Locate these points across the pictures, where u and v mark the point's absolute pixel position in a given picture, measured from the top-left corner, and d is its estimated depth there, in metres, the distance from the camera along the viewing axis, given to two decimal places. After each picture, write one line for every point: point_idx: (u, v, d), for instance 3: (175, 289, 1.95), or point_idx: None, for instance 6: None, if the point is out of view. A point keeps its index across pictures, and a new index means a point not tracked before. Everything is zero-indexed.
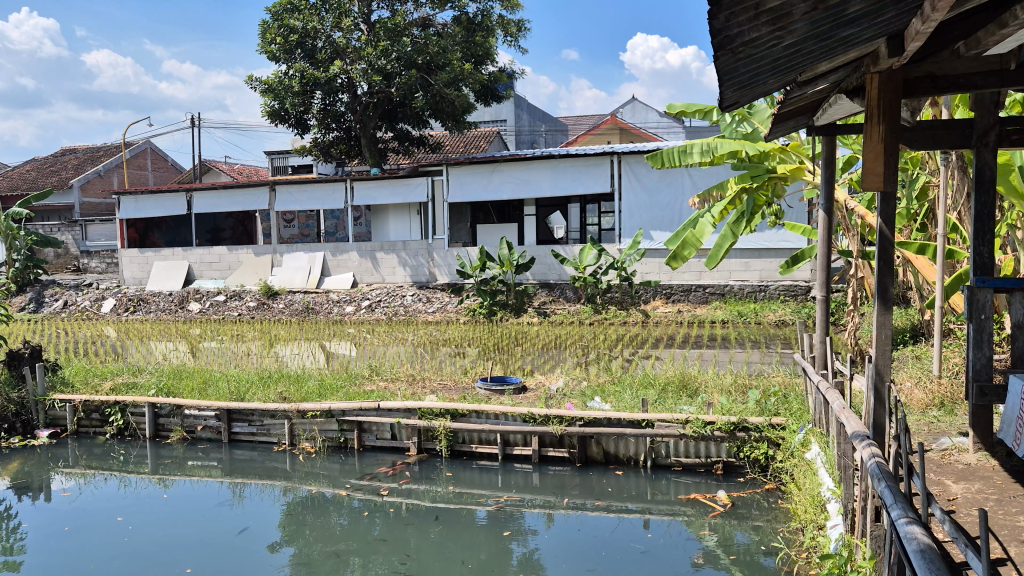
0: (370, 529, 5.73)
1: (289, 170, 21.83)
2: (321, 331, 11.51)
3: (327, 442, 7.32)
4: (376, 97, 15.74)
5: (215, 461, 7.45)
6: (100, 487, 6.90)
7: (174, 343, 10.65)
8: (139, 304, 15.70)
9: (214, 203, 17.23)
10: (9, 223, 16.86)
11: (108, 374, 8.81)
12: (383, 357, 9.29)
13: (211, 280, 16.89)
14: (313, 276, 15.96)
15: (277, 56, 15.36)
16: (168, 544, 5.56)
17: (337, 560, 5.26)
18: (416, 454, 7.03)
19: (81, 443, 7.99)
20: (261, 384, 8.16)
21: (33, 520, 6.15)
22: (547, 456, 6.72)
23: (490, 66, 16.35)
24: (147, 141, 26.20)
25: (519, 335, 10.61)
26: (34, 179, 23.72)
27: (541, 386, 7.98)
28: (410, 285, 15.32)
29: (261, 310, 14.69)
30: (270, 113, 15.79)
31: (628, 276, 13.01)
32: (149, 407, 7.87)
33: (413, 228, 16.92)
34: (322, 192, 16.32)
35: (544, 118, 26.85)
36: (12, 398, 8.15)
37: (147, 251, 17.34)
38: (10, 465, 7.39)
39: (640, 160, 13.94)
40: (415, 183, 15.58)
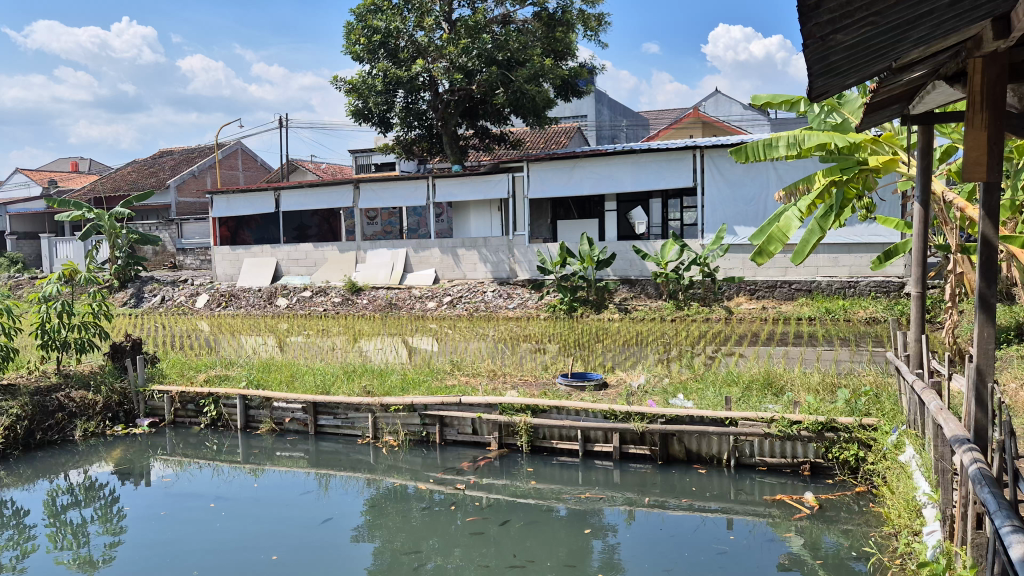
0: (450, 524, 5.78)
1: (373, 169, 22.26)
2: (403, 327, 11.70)
3: (409, 435, 7.45)
4: (457, 95, 15.86)
5: (302, 453, 7.64)
6: (196, 475, 7.18)
7: (263, 338, 11.01)
8: (230, 300, 16.23)
9: (301, 201, 17.72)
10: (112, 223, 17.71)
11: (201, 367, 9.15)
12: (464, 352, 9.39)
13: (298, 276, 17.35)
14: (396, 272, 16.22)
15: (361, 56, 15.68)
16: (260, 531, 5.74)
17: (418, 554, 5.31)
18: (496, 449, 7.08)
19: (178, 433, 8.30)
20: (346, 377, 8.37)
21: (133, 504, 6.45)
22: (628, 454, 6.69)
23: (570, 61, 16.30)
24: (238, 141, 27.11)
25: (600, 332, 10.55)
26: (134, 180, 24.83)
27: (622, 383, 7.93)
28: (490, 281, 15.43)
29: (346, 305, 15.00)
30: (354, 113, 16.14)
31: (711, 271, 12.78)
32: (240, 399, 8.13)
33: (494, 225, 16.99)
34: (405, 189, 16.60)
35: (625, 113, 26.68)
36: (115, 389, 8.58)
37: (237, 249, 17.96)
38: (113, 453, 7.77)
39: (724, 153, 13.68)
40: (496, 180, 15.66)
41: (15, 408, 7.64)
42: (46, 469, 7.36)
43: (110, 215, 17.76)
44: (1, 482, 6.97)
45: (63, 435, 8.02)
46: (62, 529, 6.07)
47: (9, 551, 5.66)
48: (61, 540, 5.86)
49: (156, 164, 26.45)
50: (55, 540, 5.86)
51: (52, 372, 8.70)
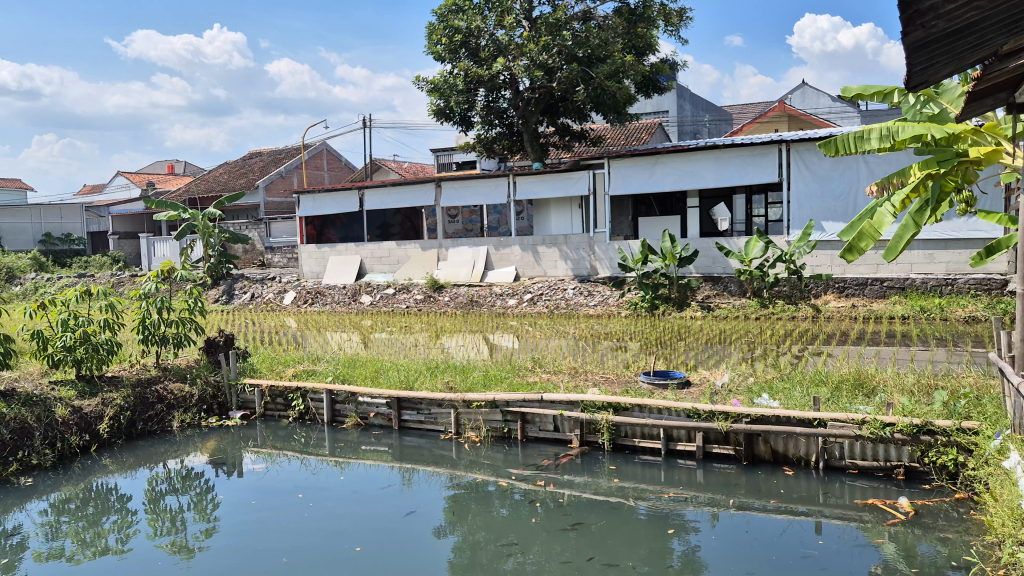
0: (531, 521, 5.80)
1: (454, 167, 22.50)
2: (485, 324, 11.79)
3: (492, 432, 7.51)
4: (538, 93, 15.85)
5: (386, 447, 7.76)
6: (285, 466, 7.39)
7: (348, 334, 11.29)
8: (316, 297, 16.63)
9: (384, 200, 18.05)
10: (205, 222, 18.41)
11: (290, 362, 9.43)
12: (544, 350, 9.41)
13: (381, 274, 17.68)
14: (477, 269, 16.35)
15: (443, 56, 15.87)
16: (345, 523, 5.87)
17: (500, 550, 5.34)
18: (577, 447, 7.08)
19: (268, 425, 8.57)
20: (429, 373, 8.50)
21: (227, 493, 6.70)
22: (712, 454, 6.60)
23: (651, 57, 16.12)
24: (324, 142, 27.81)
25: (682, 330, 10.41)
26: (226, 181, 25.74)
27: (705, 381, 7.81)
28: (571, 278, 15.42)
29: (428, 302, 15.18)
30: (435, 112, 16.34)
31: (797, 268, 12.46)
32: (327, 394, 8.35)
33: (574, 223, 16.91)
34: (486, 188, 16.71)
35: (707, 108, 26.28)
36: (210, 382, 8.97)
37: (323, 247, 18.43)
38: (208, 443, 8.08)
39: (811, 147, 13.31)
40: (576, 177, 15.60)
41: (118, 399, 8.03)
42: (146, 458, 7.69)
43: (204, 215, 18.59)
44: (106, 469, 7.32)
45: (162, 426, 8.37)
46: (162, 515, 6.35)
47: (114, 534, 5.96)
48: (161, 525, 6.13)
49: (245, 165, 27.33)
50: (155, 526, 6.13)
51: (151, 365, 9.11)
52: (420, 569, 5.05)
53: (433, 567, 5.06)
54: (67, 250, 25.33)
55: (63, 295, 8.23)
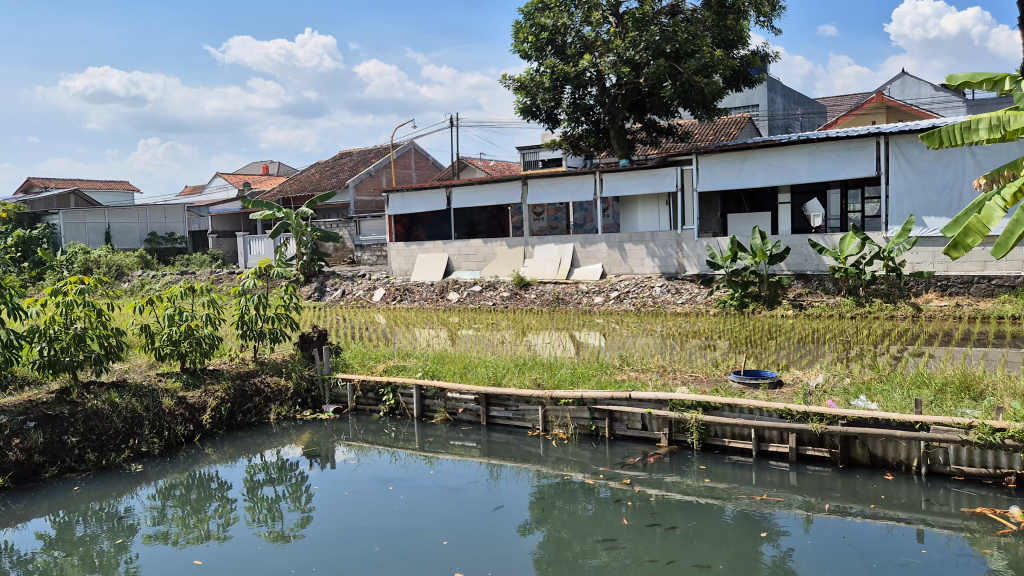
0: (617, 518, 5.79)
1: (539, 165, 22.56)
2: (570, 321, 11.80)
3: (579, 429, 7.50)
4: (625, 89, 15.75)
5: (474, 442, 7.84)
6: (376, 460, 7.56)
7: (435, 330, 11.46)
8: (405, 294, 16.92)
9: (471, 198, 18.23)
10: (298, 221, 18.96)
11: (381, 357, 9.63)
12: (632, 348, 9.34)
13: (467, 271, 17.86)
14: (563, 267, 16.33)
15: (529, 54, 15.93)
16: (435, 516, 5.97)
17: (586, 548, 5.35)
18: (666, 446, 7.00)
19: (360, 419, 8.78)
20: (517, 370, 8.54)
21: (321, 483, 6.90)
22: (806, 456, 6.42)
23: (741, 50, 15.80)
24: (411, 141, 28.27)
25: (773, 329, 10.18)
26: (318, 181, 26.43)
27: (799, 381, 7.60)
28: (658, 276, 15.25)
29: (514, 299, 15.25)
30: (522, 110, 16.39)
31: (897, 266, 12.01)
32: (417, 389, 8.49)
33: (661, 220, 16.69)
34: (572, 184, 16.68)
35: (800, 101, 25.63)
36: (305, 376, 9.27)
37: (411, 245, 18.74)
38: (303, 436, 8.34)
39: (912, 139, 12.80)
40: (664, 174, 15.43)
41: (219, 391, 8.38)
42: (246, 448, 7.99)
43: (297, 215, 19.15)
44: (209, 458, 7.63)
45: (260, 418, 8.67)
46: (259, 504, 6.59)
47: (216, 520, 6.23)
48: (259, 513, 6.37)
49: (336, 165, 28.02)
50: (254, 514, 6.36)
51: (249, 359, 9.46)
52: (508, 563, 5.10)
53: (521, 562, 5.11)
54: (170, 249, 26.51)
55: (169, 291, 8.65)
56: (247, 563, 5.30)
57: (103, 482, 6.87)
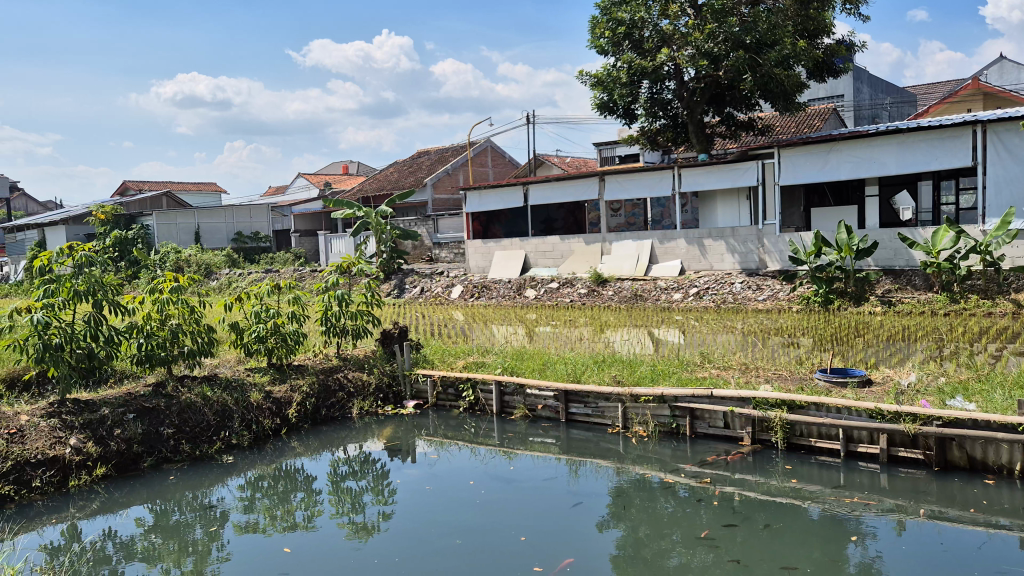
0: (695, 517, 5.72)
1: (616, 161, 22.42)
2: (649, 318, 11.71)
3: (659, 427, 7.45)
4: (703, 82, 15.49)
5: (554, 439, 7.85)
6: (456, 455, 7.64)
7: (513, 327, 11.52)
8: (482, 290, 17.04)
9: (547, 195, 18.24)
10: (378, 219, 19.33)
11: (461, 353, 9.73)
12: (713, 345, 9.20)
13: (545, 268, 17.90)
14: (641, 263, 16.18)
15: (606, 49, 15.87)
16: (514, 512, 5.99)
17: (663, 547, 5.30)
18: (749, 445, 6.87)
19: (440, 415, 8.90)
20: (596, 367, 8.52)
21: (402, 478, 7.02)
22: (898, 457, 6.22)
23: (826, 39, 15.35)
24: (488, 139, 28.44)
25: (860, 326, 9.87)
26: (396, 180, 26.86)
27: (890, 381, 7.33)
28: (738, 272, 14.97)
29: (592, 296, 15.19)
30: (599, 106, 16.33)
31: (994, 260, 11.51)
32: (496, 385, 8.55)
33: (742, 215, 16.38)
34: (650, 180, 16.51)
35: (889, 90, 24.78)
36: (386, 371, 9.45)
37: (489, 242, 18.88)
38: (385, 430, 8.50)
39: (1012, 128, 12.22)
40: (744, 167, 15.11)
41: (304, 386, 8.61)
42: (330, 442, 8.18)
43: (377, 213, 19.54)
44: (295, 451, 7.85)
45: (343, 412, 8.87)
46: (342, 496, 6.74)
47: (302, 511, 6.40)
48: (342, 505, 6.51)
49: (414, 164, 28.40)
50: (338, 506, 6.52)
51: (333, 355, 9.69)
52: (586, 559, 5.10)
53: (598, 559, 5.09)
54: (256, 248, 27.36)
55: (256, 289, 8.96)
56: (331, 553, 5.43)
57: (196, 472, 7.14)
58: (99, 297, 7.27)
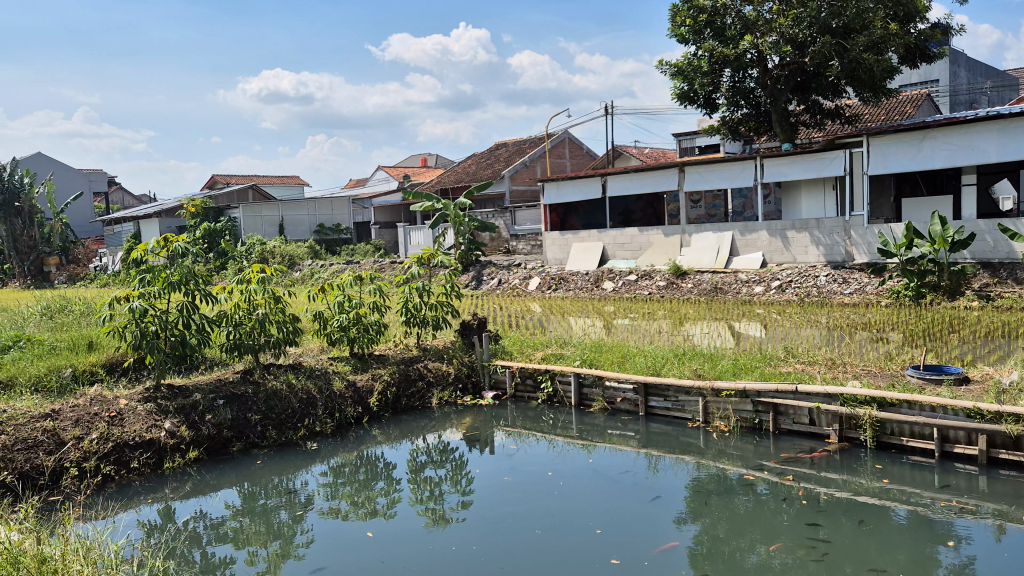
0: (777, 515, 5.60)
1: (696, 151, 22.07)
2: (729, 312, 11.49)
3: (741, 422, 7.32)
4: (788, 70, 15.06)
5: (632, 432, 7.78)
6: (534, 446, 7.66)
7: (591, 319, 11.48)
8: (560, 283, 17.00)
9: (625, 186, 18.07)
10: (456, 211, 19.51)
11: (539, 345, 9.73)
12: (797, 339, 8.98)
13: (623, 260, 17.75)
14: (722, 255, 15.88)
15: (687, 38, 15.63)
16: (591, 504, 5.97)
17: (743, 544, 5.21)
18: (836, 442, 6.69)
19: (518, 406, 8.93)
20: (676, 360, 8.41)
21: (480, 468, 7.08)
22: (998, 459, 5.94)
23: (919, 23, 14.73)
24: (566, 130, 28.33)
25: (955, 321, 9.47)
26: (474, 172, 27.01)
27: (988, 379, 7.01)
28: (823, 265, 14.57)
29: (671, 289, 14.97)
30: (679, 96, 16.07)
31: None
32: (575, 377, 8.53)
33: (827, 205, 15.91)
34: (731, 170, 16.18)
35: (987, 73, 23.67)
36: (465, 362, 9.53)
37: (566, 234, 18.84)
38: (464, 420, 8.58)
39: None
40: (831, 157, 14.67)
41: (385, 375, 8.76)
42: (409, 431, 8.29)
43: (455, 206, 19.71)
44: (375, 439, 7.98)
45: (423, 402, 8.98)
46: (422, 485, 6.84)
47: (382, 499, 6.52)
48: (422, 494, 6.61)
49: (491, 156, 28.51)
50: (418, 494, 6.61)
51: (412, 345, 9.82)
52: (662, 553, 5.05)
53: (675, 553, 5.04)
54: (337, 240, 27.96)
55: (340, 280, 9.16)
56: (410, 539, 5.52)
57: (282, 457, 7.34)
58: (190, 286, 7.51)
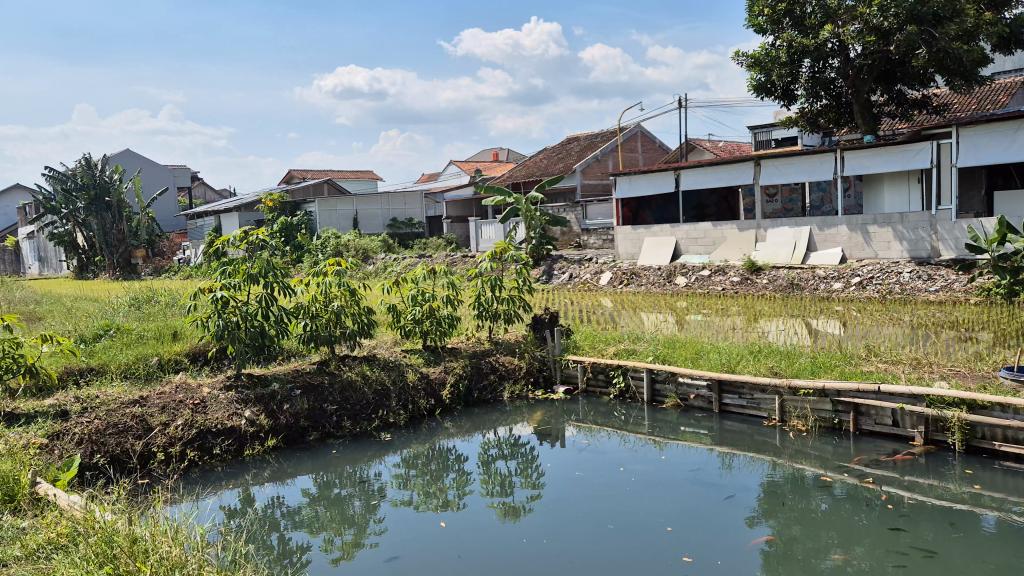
0: (855, 518, 5.45)
1: (773, 144, 21.58)
2: (806, 308, 11.22)
3: (820, 422, 7.13)
4: (872, 60, 14.58)
5: (705, 429, 7.66)
6: (605, 441, 7.62)
7: (664, 315, 11.35)
8: (631, 277, 16.85)
9: (699, 180, 17.78)
10: (527, 206, 19.53)
11: (611, 340, 9.65)
12: (880, 337, 8.70)
13: (696, 255, 17.51)
14: (799, 251, 15.51)
15: (765, 28, 15.35)
16: (663, 501, 5.90)
17: (818, 547, 5.07)
18: (922, 446, 6.46)
19: (590, 401, 8.90)
20: (752, 357, 8.25)
21: (551, 462, 7.08)
22: None
23: (1014, 9, 14.09)
24: (638, 124, 28.05)
25: None
26: (546, 166, 26.96)
27: None
28: (907, 261, 14.08)
29: (745, 284, 14.70)
30: (756, 88, 15.74)
31: None
32: (647, 372, 8.45)
33: (912, 199, 15.38)
34: (810, 164, 15.77)
35: None
36: (537, 356, 9.55)
37: (638, 228, 18.66)
38: (535, 414, 8.58)
39: None
40: (917, 149, 14.16)
41: (457, 368, 8.83)
42: (481, 424, 8.35)
43: (527, 200, 19.76)
44: (448, 431, 8.05)
45: (494, 395, 9.02)
46: (493, 477, 6.87)
47: (453, 491, 6.57)
48: (492, 486, 6.64)
49: (563, 151, 28.42)
50: (488, 487, 6.65)
51: (485, 339, 9.88)
52: (733, 552, 4.97)
53: (747, 553, 4.94)
54: (410, 233, 28.34)
55: (413, 274, 9.27)
56: (481, 531, 5.56)
57: (356, 448, 7.45)
58: (270, 279, 7.67)
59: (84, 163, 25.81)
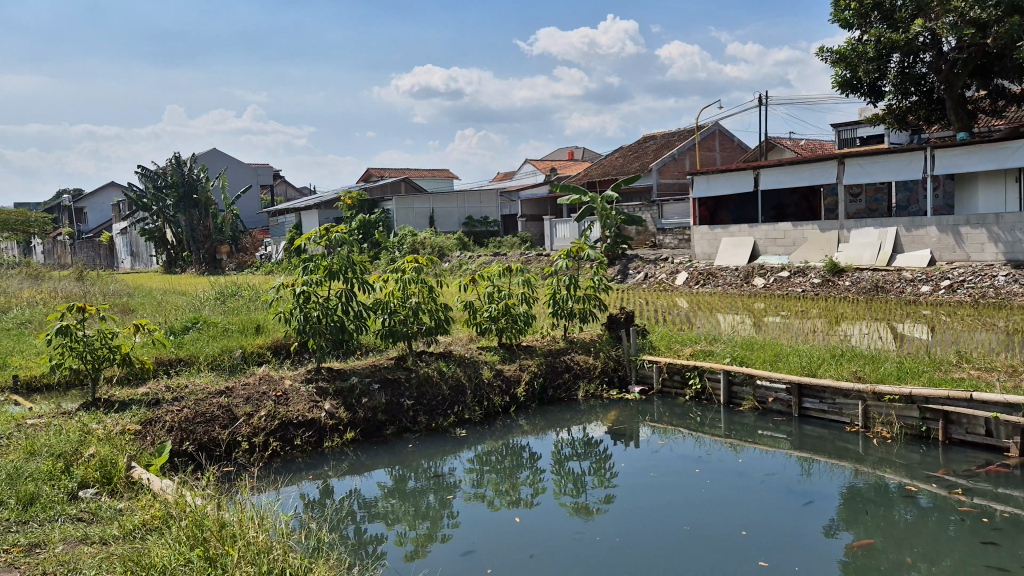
0: (942, 529, 5.26)
1: (857, 143, 20.96)
2: (891, 311, 10.86)
3: (906, 429, 6.91)
4: (967, 53, 14.01)
5: (784, 434, 7.49)
6: (680, 442, 7.52)
7: (741, 317, 11.15)
8: (708, 278, 16.60)
9: (779, 179, 17.38)
10: (603, 205, 19.44)
11: (687, 341, 9.50)
12: (972, 343, 8.35)
13: (775, 256, 17.14)
14: (884, 252, 15.02)
15: (851, 22, 15.02)
16: (739, 505, 5.80)
17: (901, 557, 4.91)
18: (1017, 457, 6.16)
19: (665, 401, 8.80)
20: (834, 360, 8.03)
21: (625, 462, 7.03)
22: None
23: None
24: (716, 122, 27.59)
25: None
26: (621, 165, 26.77)
27: None
28: (1002, 263, 13.52)
29: (827, 286, 14.31)
30: (841, 84, 15.31)
31: None
32: (724, 374, 8.32)
33: (1008, 200, 14.77)
34: (897, 162, 15.25)
35: None
36: (612, 355, 9.50)
37: (716, 228, 18.35)
38: (609, 414, 8.53)
39: None
40: (1015, 146, 13.59)
41: (532, 366, 8.86)
42: (556, 422, 8.35)
43: (602, 198, 19.68)
44: (522, 429, 8.07)
45: (569, 394, 9.00)
46: (566, 476, 6.86)
47: (526, 488, 6.59)
48: (566, 485, 6.63)
49: (638, 150, 28.17)
50: (561, 485, 6.65)
51: (559, 337, 9.87)
52: (813, 559, 4.85)
53: (828, 560, 4.83)
54: (484, 232, 28.51)
55: (489, 271, 9.32)
56: (553, 528, 5.57)
57: (431, 443, 7.53)
58: (349, 274, 7.83)
59: (174, 161, 26.76)
